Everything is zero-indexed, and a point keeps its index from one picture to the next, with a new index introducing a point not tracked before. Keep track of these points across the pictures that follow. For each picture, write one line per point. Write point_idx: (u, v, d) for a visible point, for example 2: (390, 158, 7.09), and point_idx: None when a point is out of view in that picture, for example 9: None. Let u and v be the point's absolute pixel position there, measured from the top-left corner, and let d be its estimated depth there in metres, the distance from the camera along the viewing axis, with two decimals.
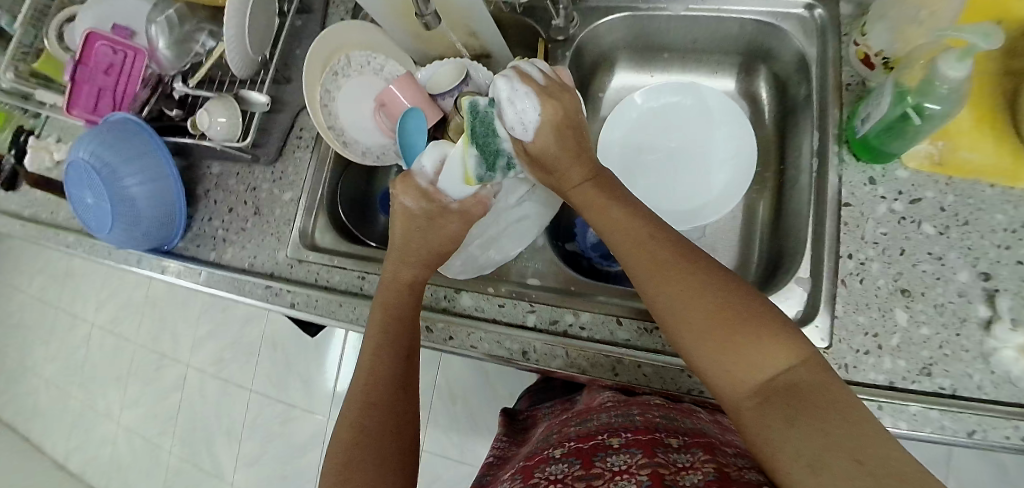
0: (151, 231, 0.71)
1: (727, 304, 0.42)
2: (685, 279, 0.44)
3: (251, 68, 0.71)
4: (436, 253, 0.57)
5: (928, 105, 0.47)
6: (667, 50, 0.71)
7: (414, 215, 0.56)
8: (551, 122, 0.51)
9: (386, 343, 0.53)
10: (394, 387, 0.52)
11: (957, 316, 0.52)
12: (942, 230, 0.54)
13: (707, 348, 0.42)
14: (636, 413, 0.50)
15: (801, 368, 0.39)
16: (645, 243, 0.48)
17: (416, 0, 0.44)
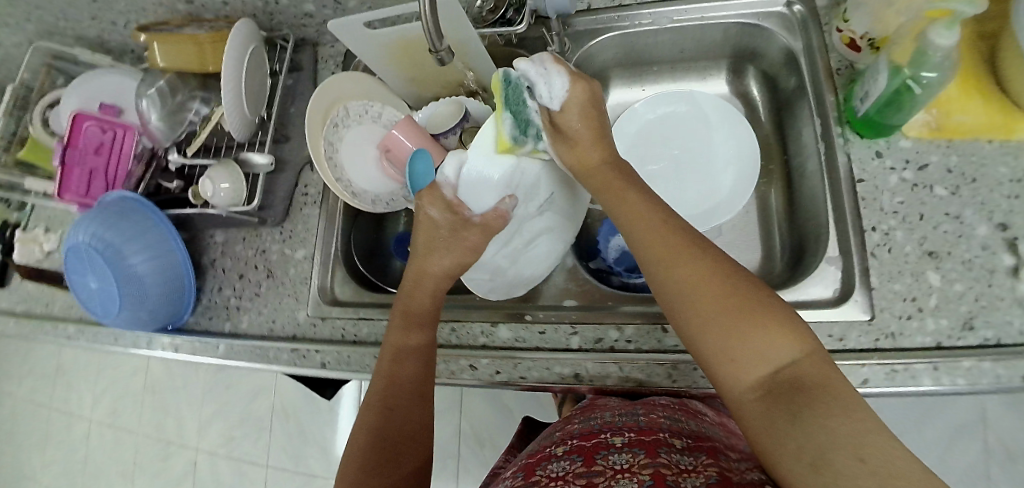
0: (162, 309, 0.69)
1: (737, 294, 0.43)
2: (696, 269, 0.45)
3: (249, 129, 0.71)
4: (459, 265, 0.58)
5: (925, 74, 0.49)
6: (656, 62, 0.74)
7: (437, 226, 0.57)
8: (578, 100, 0.54)
9: (406, 364, 0.55)
10: (410, 411, 0.53)
11: (985, 268, 0.54)
12: (954, 191, 0.56)
13: (715, 339, 0.42)
14: (641, 413, 0.53)
15: (805, 361, 0.40)
16: (655, 236, 0.48)
17: (429, 35, 0.47)
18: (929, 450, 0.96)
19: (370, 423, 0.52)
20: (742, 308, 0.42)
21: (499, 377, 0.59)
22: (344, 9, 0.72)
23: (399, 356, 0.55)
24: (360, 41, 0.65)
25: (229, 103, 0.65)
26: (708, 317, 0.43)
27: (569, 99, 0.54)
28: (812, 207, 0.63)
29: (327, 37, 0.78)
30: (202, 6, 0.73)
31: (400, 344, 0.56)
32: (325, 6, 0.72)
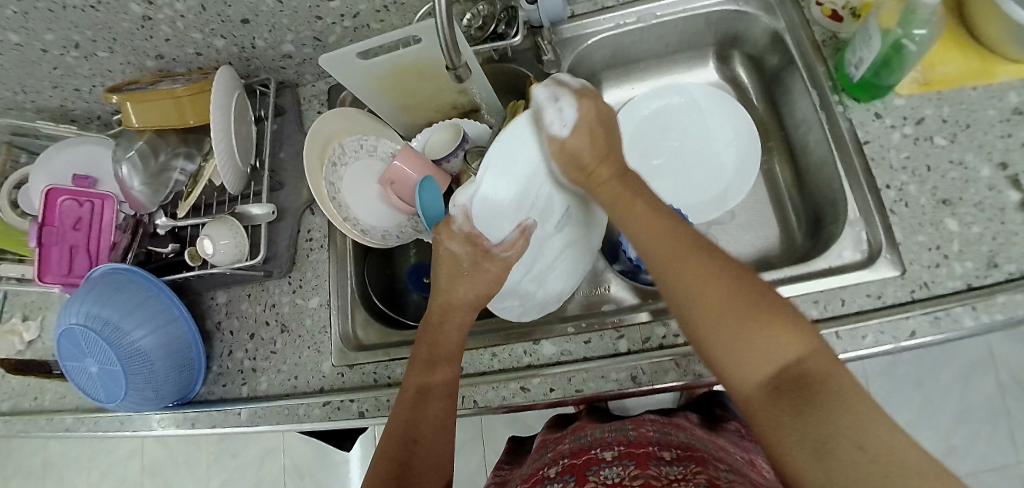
0: (173, 385, 0.63)
1: (745, 294, 0.42)
2: (703, 272, 0.44)
3: (241, 180, 0.67)
4: (482, 297, 0.54)
5: (916, 31, 0.52)
6: (642, 60, 0.76)
7: (459, 259, 0.53)
8: (586, 123, 0.51)
9: (428, 406, 0.51)
10: (428, 456, 0.49)
11: (995, 207, 0.56)
12: (953, 139, 0.58)
13: (723, 336, 0.41)
14: (630, 428, 0.54)
15: (814, 359, 0.38)
16: (665, 233, 0.47)
17: (444, 49, 0.48)
18: (953, 397, 0.97)
19: (382, 471, 0.47)
20: (749, 309, 0.41)
21: (555, 394, 0.57)
22: (325, 46, 0.70)
23: (420, 398, 0.51)
24: (355, 74, 0.64)
25: (220, 153, 0.61)
26: (714, 317, 0.42)
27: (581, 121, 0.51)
28: (819, 176, 0.66)
29: (307, 77, 0.75)
30: (176, 61, 0.71)
31: (425, 381, 0.52)
32: (305, 45, 0.70)
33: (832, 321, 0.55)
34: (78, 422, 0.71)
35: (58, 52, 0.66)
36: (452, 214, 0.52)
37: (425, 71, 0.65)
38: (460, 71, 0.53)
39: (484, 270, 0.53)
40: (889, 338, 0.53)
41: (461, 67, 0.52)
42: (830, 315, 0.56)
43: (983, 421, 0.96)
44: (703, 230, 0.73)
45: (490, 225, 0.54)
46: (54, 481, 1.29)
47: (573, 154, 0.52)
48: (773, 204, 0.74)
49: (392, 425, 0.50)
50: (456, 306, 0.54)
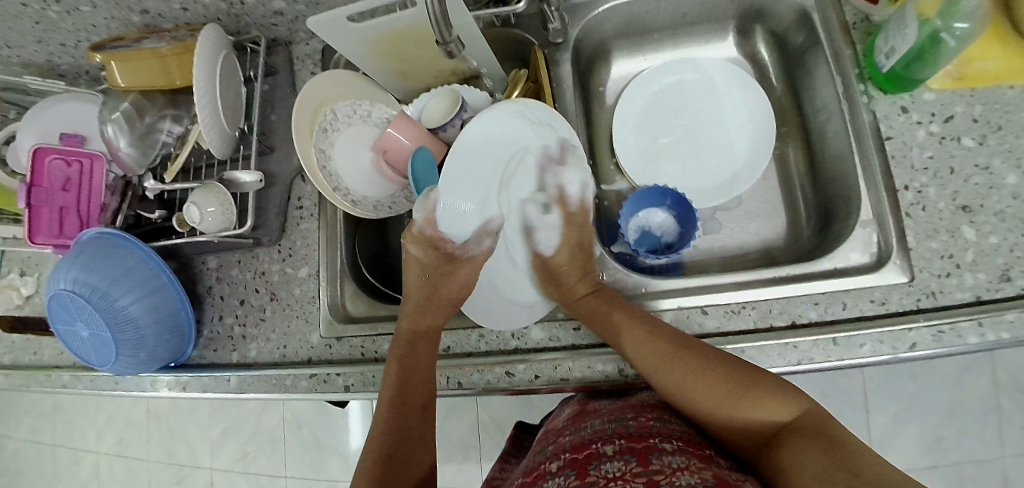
0: (163, 348, 0.64)
1: (727, 371, 0.48)
2: (688, 372, 0.49)
3: (229, 144, 0.65)
4: (454, 302, 0.61)
5: (957, 23, 0.49)
6: (657, 30, 0.71)
7: (426, 263, 0.63)
8: (571, 243, 0.63)
9: (409, 398, 0.54)
10: (407, 444, 0.53)
11: (1018, 218, 0.53)
12: (981, 141, 0.55)
13: (721, 407, 0.49)
14: (629, 419, 0.53)
15: (800, 415, 0.46)
16: (656, 331, 0.52)
17: (437, 28, 0.46)
18: (948, 390, 0.96)
19: (373, 461, 0.51)
20: (735, 384, 0.48)
21: (539, 381, 0.56)
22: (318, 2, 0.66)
23: (404, 386, 0.54)
24: (345, 36, 0.60)
25: (203, 114, 0.58)
26: (713, 398, 0.49)
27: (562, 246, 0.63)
28: (833, 168, 0.63)
29: (301, 34, 0.71)
30: (161, 15, 0.67)
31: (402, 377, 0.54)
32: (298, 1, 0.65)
33: (834, 327, 0.53)
34: (76, 378, 0.73)
35: (38, 5, 0.63)
36: (417, 218, 0.59)
37: (419, 36, 0.61)
38: (450, 47, 0.49)
39: (453, 272, 0.62)
40: (889, 349, 0.51)
41: (451, 42, 0.48)
42: (827, 318, 0.54)
43: (974, 417, 0.95)
44: (707, 215, 0.69)
45: (455, 228, 0.61)
46: (68, 419, 1.36)
47: (553, 265, 0.62)
48: (783, 195, 0.70)
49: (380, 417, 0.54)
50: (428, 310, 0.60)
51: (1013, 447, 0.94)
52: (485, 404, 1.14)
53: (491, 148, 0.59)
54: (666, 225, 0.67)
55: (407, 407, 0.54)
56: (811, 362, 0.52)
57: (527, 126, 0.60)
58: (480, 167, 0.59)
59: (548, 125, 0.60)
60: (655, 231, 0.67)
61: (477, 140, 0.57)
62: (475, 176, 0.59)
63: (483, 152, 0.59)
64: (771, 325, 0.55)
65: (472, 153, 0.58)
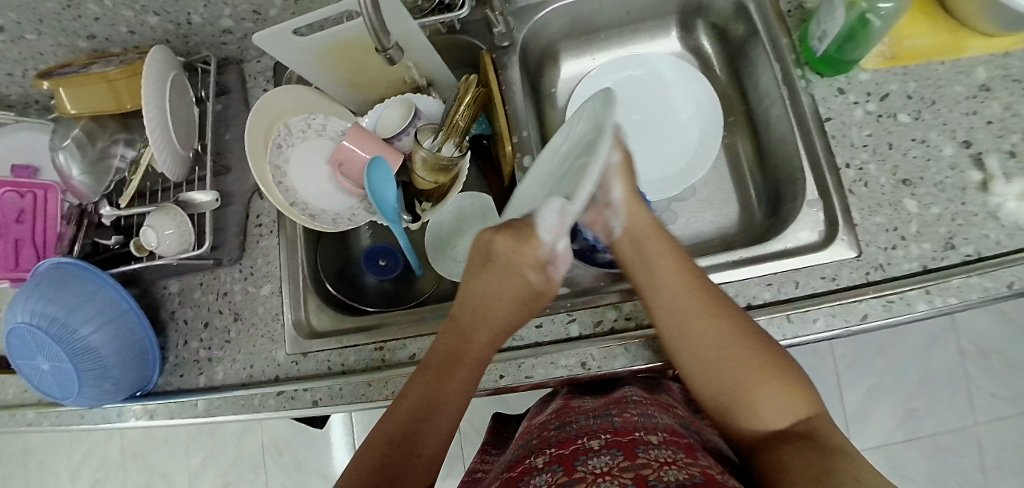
0: (127, 377, 0.63)
1: (758, 346, 0.50)
2: (721, 334, 0.50)
3: (183, 165, 0.64)
4: (512, 322, 0.55)
5: (881, 4, 0.50)
6: (602, 29, 0.72)
7: (513, 274, 0.53)
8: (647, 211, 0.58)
9: (432, 414, 0.51)
10: (409, 461, 0.48)
11: (956, 187, 0.55)
12: (917, 116, 0.57)
13: (742, 385, 0.49)
14: (613, 415, 0.53)
15: (812, 419, 0.47)
16: (704, 291, 0.53)
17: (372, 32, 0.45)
18: (916, 362, 0.98)
19: (371, 466, 0.48)
20: (764, 364, 0.49)
21: (505, 380, 0.57)
22: (266, 19, 0.67)
23: (434, 392, 0.52)
24: (290, 51, 0.60)
25: (155, 136, 0.58)
26: (738, 370, 0.49)
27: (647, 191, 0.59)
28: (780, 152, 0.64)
29: (251, 52, 0.71)
30: (109, 40, 0.67)
31: (435, 384, 0.52)
32: (244, 19, 0.66)
33: (786, 304, 0.54)
34: (41, 416, 0.72)
35: None
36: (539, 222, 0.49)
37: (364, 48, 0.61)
38: (390, 53, 0.49)
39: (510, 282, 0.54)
40: (841, 322, 0.53)
41: (391, 47, 0.48)
42: (780, 298, 0.55)
43: (944, 387, 0.97)
44: (663, 206, 0.71)
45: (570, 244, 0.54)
46: (39, 463, 1.31)
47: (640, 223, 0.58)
48: (736, 182, 0.72)
49: (393, 413, 0.52)
50: (484, 332, 0.55)
51: (984, 414, 0.95)
52: (466, 413, 1.13)
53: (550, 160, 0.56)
54: None
55: (426, 421, 0.51)
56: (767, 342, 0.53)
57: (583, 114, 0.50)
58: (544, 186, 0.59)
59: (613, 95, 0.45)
60: None
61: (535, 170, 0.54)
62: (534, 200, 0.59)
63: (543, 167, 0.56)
64: None
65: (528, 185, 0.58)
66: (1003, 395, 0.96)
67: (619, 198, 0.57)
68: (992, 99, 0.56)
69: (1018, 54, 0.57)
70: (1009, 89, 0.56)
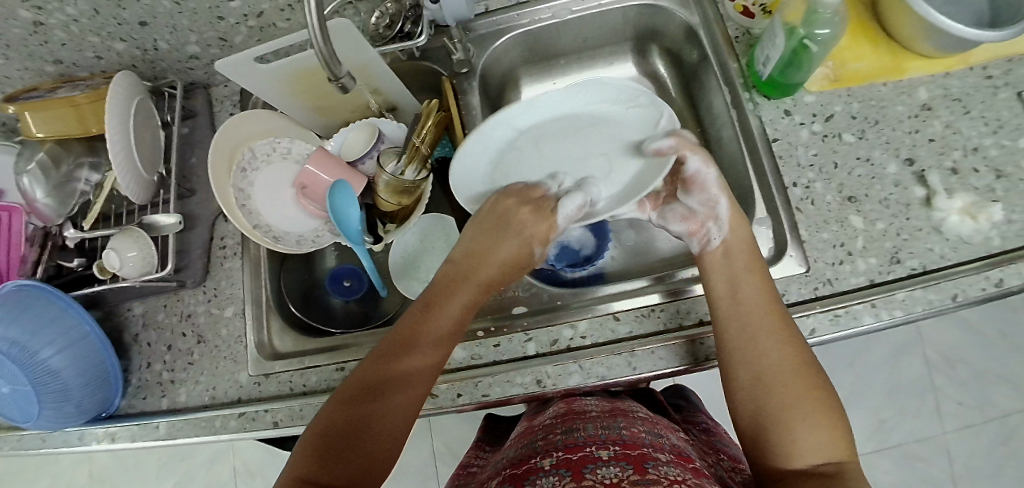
0: (89, 399, 0.62)
1: (814, 381, 0.49)
2: (784, 360, 0.49)
3: (149, 189, 0.65)
4: (511, 266, 0.61)
5: (818, 30, 0.52)
6: (562, 55, 0.75)
7: (524, 225, 0.61)
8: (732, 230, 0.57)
9: (411, 372, 0.50)
10: (384, 416, 0.47)
11: (901, 203, 0.57)
12: (861, 135, 0.59)
13: (786, 412, 0.47)
14: (621, 427, 0.55)
15: (847, 463, 0.45)
16: (781, 318, 0.51)
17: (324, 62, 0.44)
18: (882, 372, 0.99)
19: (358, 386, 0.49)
20: (813, 398, 0.48)
21: (462, 400, 0.57)
22: (232, 46, 0.68)
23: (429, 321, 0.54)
24: (258, 80, 0.61)
25: (117, 157, 0.58)
26: (787, 397, 0.48)
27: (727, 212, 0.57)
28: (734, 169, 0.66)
29: (219, 77, 0.73)
30: (77, 66, 0.68)
31: (416, 341, 0.52)
32: (211, 45, 0.67)
33: None
34: None
35: None
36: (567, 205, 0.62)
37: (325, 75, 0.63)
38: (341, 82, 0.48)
39: (507, 241, 0.60)
40: None
41: (344, 77, 0.47)
42: None
43: (910, 396, 0.98)
44: (622, 226, 0.74)
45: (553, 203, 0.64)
46: None
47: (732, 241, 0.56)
48: None
49: (371, 364, 0.50)
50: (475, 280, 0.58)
51: (951, 422, 0.97)
52: (440, 431, 1.13)
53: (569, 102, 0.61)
54: (584, 240, 0.72)
55: (406, 377, 0.49)
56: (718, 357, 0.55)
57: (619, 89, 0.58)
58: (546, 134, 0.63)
59: (639, 93, 0.58)
60: (574, 245, 0.72)
61: (558, 100, 0.59)
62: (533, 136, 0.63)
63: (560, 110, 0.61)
64: (680, 324, 0.57)
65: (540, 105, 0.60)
66: (969, 403, 0.97)
67: (725, 213, 0.57)
68: (933, 117, 0.58)
69: (955, 75, 0.59)
70: (949, 108, 0.58)
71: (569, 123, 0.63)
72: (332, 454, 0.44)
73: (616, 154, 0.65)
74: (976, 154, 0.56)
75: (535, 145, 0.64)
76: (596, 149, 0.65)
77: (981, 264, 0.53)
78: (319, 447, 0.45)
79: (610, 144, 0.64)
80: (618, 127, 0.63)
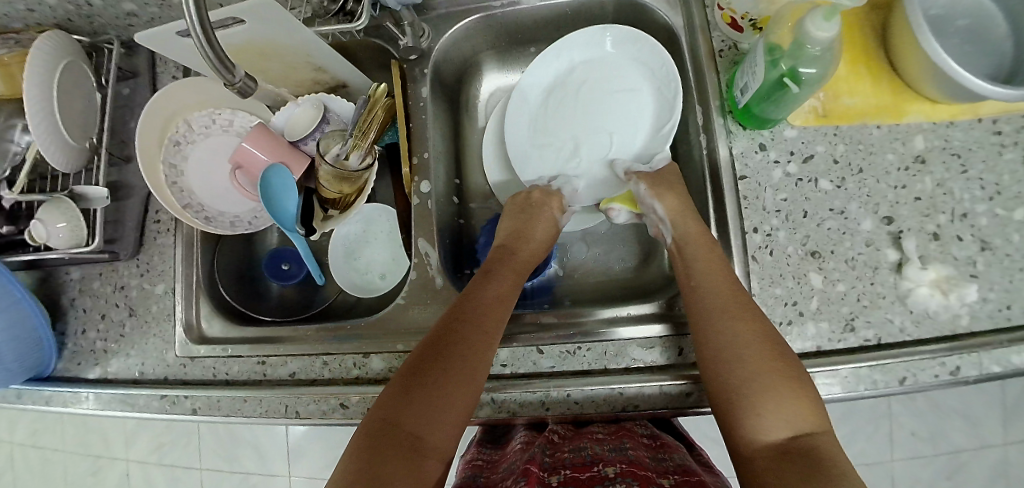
0: (22, 363, 0.62)
1: (777, 355, 0.46)
2: (740, 334, 0.47)
3: (80, 157, 0.61)
4: (541, 247, 0.60)
5: (802, 68, 0.45)
6: (534, 43, 0.69)
7: (539, 202, 0.61)
8: (678, 213, 0.55)
9: (468, 338, 0.49)
10: (441, 380, 0.46)
11: (869, 265, 0.51)
12: (839, 183, 0.53)
13: (757, 386, 0.45)
14: (627, 448, 0.51)
15: (817, 435, 0.43)
16: (737, 290, 0.49)
17: (216, 70, 0.40)
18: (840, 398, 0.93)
19: (415, 361, 0.48)
20: (781, 370, 0.45)
21: None
22: (170, 5, 0.62)
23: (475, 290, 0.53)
24: (181, 51, 0.56)
25: (37, 129, 0.55)
26: (754, 370, 0.45)
27: (666, 208, 0.56)
28: (698, 196, 0.60)
29: None
30: (8, 15, 0.63)
31: (469, 312, 0.51)
32: (148, 3, 0.62)
33: (660, 373, 0.52)
34: None
35: None
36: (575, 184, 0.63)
37: (252, 50, 0.57)
38: (239, 86, 0.44)
39: (544, 219, 0.60)
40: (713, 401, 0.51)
41: (242, 81, 0.43)
42: (657, 363, 0.53)
43: (864, 421, 0.94)
44: (575, 238, 0.69)
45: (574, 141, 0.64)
46: None
47: (682, 235, 0.54)
48: None
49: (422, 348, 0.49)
50: (508, 262, 0.57)
51: (903, 452, 0.93)
52: None
53: (612, 69, 0.63)
54: None
55: (466, 345, 0.49)
56: (635, 409, 0.52)
57: (657, 70, 0.60)
58: (587, 92, 0.63)
59: (671, 84, 0.59)
60: None
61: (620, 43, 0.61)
62: (581, 86, 0.64)
63: (602, 69, 0.63)
64: (605, 367, 0.53)
65: (604, 54, 0.63)
66: (924, 437, 0.92)
67: (664, 213, 0.56)
68: (925, 173, 0.51)
69: (959, 125, 0.52)
70: (945, 163, 0.51)
71: (608, 92, 0.63)
72: (402, 414, 0.45)
73: (623, 143, 0.62)
74: (964, 221, 0.50)
75: (574, 97, 0.64)
76: (613, 127, 0.63)
77: (941, 346, 0.48)
78: (386, 408, 0.45)
79: (620, 128, 0.63)
80: (635, 118, 0.62)
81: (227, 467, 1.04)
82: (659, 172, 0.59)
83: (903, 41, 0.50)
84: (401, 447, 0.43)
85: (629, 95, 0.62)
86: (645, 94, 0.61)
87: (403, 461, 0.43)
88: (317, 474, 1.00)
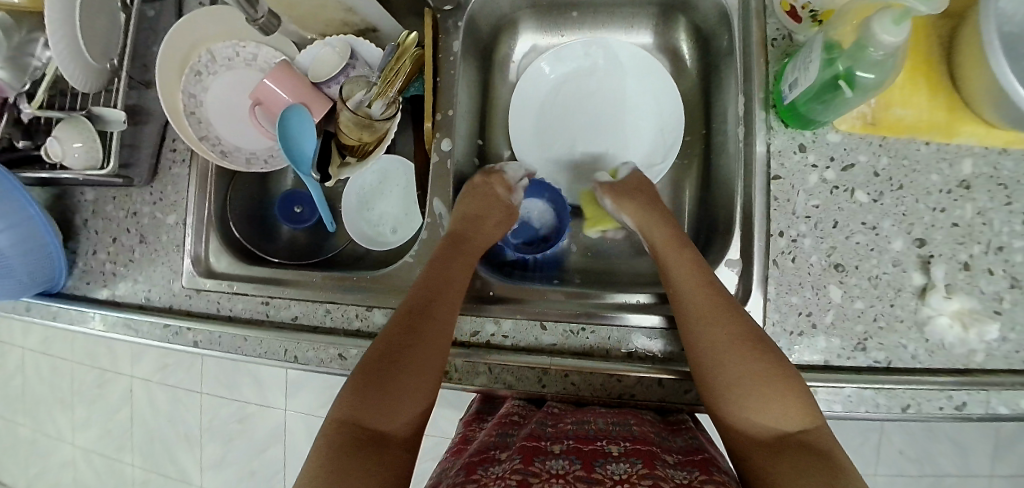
0: (33, 278, 0.63)
1: (758, 352, 0.45)
2: (721, 334, 0.46)
3: (101, 78, 0.60)
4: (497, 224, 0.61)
5: (860, 72, 0.42)
6: (575, 7, 0.66)
7: (480, 183, 0.60)
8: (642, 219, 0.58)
9: (423, 327, 0.49)
10: (399, 372, 0.47)
11: (891, 287, 0.49)
12: (876, 197, 0.50)
13: (746, 388, 0.44)
14: (632, 424, 0.49)
15: (813, 427, 0.42)
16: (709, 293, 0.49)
17: None
18: None
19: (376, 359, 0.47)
20: (764, 368, 0.44)
21: None
22: None
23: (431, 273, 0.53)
24: None
25: (59, 50, 0.53)
26: (737, 371, 0.45)
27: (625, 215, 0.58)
28: (725, 192, 0.58)
29: None
30: None
31: (422, 296, 0.51)
32: None
33: (660, 367, 0.51)
34: None
35: None
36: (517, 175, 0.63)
37: None
38: None
39: (491, 197, 0.60)
40: None
41: None
42: (661, 355, 0.52)
43: (854, 432, 0.92)
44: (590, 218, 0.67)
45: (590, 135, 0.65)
46: None
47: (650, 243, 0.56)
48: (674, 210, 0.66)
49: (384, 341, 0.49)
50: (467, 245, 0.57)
51: (886, 467, 0.92)
52: None
53: (631, 93, 0.65)
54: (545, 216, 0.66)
55: (423, 334, 0.49)
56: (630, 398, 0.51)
57: (667, 114, 0.63)
58: (603, 101, 0.65)
59: (672, 134, 0.63)
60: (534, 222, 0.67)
61: (648, 84, 0.64)
62: (603, 89, 0.65)
63: (620, 90, 0.65)
64: (607, 351, 0.53)
65: (632, 75, 0.64)
66: (911, 455, 0.91)
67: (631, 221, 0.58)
68: (968, 199, 0.49)
69: (1013, 154, 0.49)
70: (990, 192, 0.49)
71: (622, 108, 0.65)
72: (364, 410, 0.45)
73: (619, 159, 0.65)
74: (999, 254, 0.48)
75: (593, 97, 0.65)
76: (613, 144, 0.65)
77: (950, 378, 0.47)
78: (347, 406, 0.45)
79: (620, 144, 0.65)
80: (634, 143, 0.65)
81: (221, 395, 1.07)
82: (611, 182, 0.60)
83: (971, 54, 0.46)
84: (366, 440, 0.43)
85: (635, 123, 0.65)
86: (647, 128, 0.64)
87: (374, 452, 0.43)
88: (305, 412, 1.03)
